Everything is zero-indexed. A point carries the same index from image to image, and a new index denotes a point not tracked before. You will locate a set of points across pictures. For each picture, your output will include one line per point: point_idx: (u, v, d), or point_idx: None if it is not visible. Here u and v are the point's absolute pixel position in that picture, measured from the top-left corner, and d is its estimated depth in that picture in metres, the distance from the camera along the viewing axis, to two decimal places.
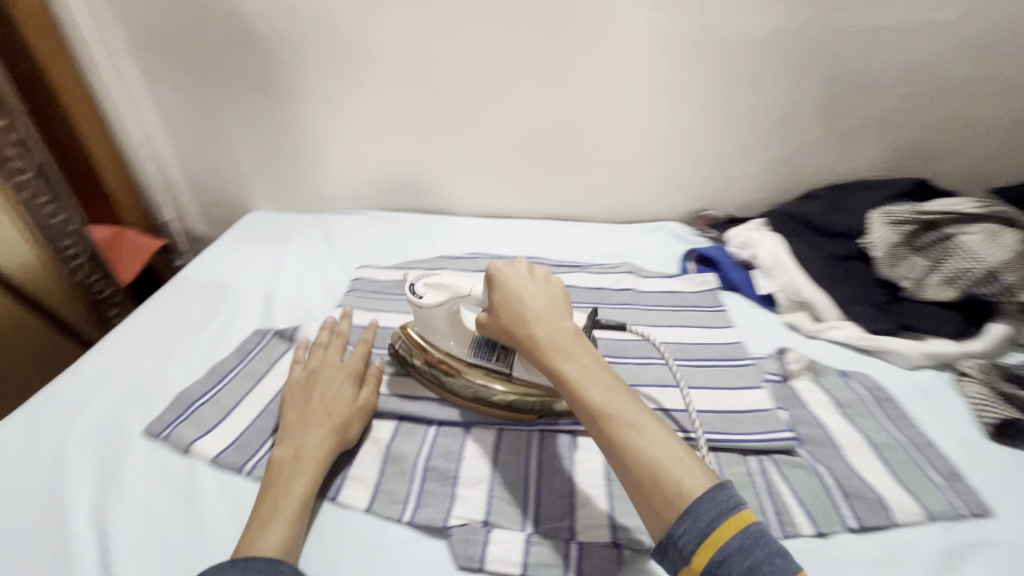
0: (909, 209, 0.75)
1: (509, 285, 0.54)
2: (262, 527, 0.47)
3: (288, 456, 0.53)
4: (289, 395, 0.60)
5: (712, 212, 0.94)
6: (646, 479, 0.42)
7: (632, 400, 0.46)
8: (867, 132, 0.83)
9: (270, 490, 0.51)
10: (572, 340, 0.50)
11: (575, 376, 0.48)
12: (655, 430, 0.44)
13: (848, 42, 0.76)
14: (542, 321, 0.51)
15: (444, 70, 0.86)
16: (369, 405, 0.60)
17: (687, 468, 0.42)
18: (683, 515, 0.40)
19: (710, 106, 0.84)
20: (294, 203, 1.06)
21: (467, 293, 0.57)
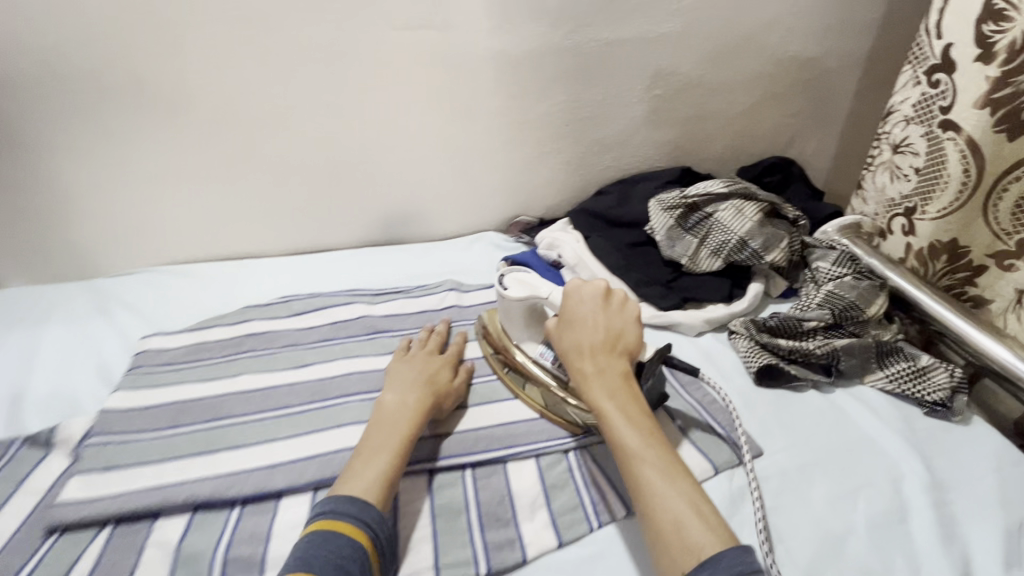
0: (676, 196, 0.85)
1: (586, 318, 0.60)
2: (357, 470, 0.53)
3: (394, 421, 0.58)
4: (393, 365, 0.66)
5: (526, 218, 0.98)
6: (663, 523, 0.47)
7: (661, 445, 0.52)
8: (637, 130, 0.93)
9: (366, 452, 0.55)
10: (622, 378, 0.57)
11: (618, 417, 0.54)
12: (675, 476, 0.49)
13: (604, 53, 0.84)
14: (590, 359, 0.58)
15: (211, 104, 0.78)
16: (462, 390, 0.66)
17: (705, 521, 0.46)
18: (698, 563, 0.44)
19: (500, 119, 0.87)
20: (52, 271, 0.88)
21: (546, 295, 0.65)
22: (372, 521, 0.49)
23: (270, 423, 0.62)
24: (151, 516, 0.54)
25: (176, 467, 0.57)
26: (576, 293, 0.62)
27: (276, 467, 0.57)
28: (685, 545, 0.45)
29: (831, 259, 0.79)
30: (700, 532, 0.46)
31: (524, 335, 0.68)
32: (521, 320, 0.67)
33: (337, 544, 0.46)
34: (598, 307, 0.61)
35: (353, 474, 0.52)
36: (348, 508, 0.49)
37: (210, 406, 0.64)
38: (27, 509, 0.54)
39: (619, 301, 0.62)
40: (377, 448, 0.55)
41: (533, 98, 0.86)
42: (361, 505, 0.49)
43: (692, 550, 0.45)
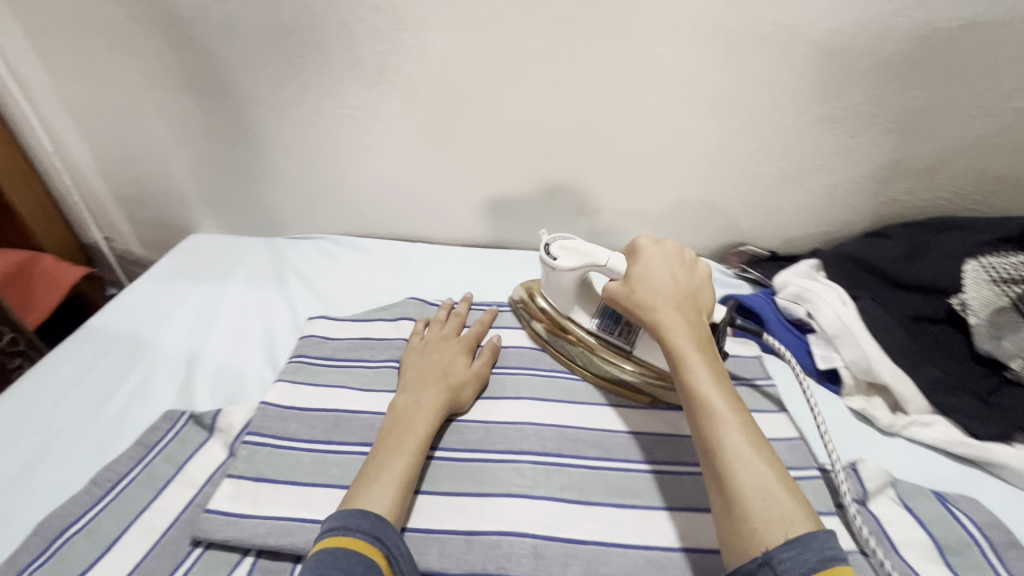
0: (1017, 263, 0.57)
1: (657, 269, 0.52)
2: (371, 477, 0.46)
3: (408, 404, 0.53)
4: (405, 359, 0.61)
5: (752, 248, 0.76)
6: (742, 491, 0.37)
7: (742, 406, 0.42)
8: (960, 157, 0.64)
9: (387, 433, 0.50)
10: (704, 330, 0.48)
11: (702, 369, 0.44)
12: (759, 440, 0.40)
13: (952, 41, 0.57)
14: (670, 304, 0.49)
15: (414, 72, 0.67)
16: (484, 374, 0.60)
17: (788, 502, 0.37)
18: (788, 542, 0.34)
19: (757, 121, 0.65)
20: (243, 224, 0.89)
21: (602, 263, 0.56)
22: (387, 538, 0.41)
23: (429, 468, 0.52)
24: (293, 557, 0.46)
25: (326, 499, 0.49)
26: (651, 248, 0.54)
27: (430, 535, 0.47)
28: (766, 517, 0.36)
29: None
30: (787, 507, 0.36)
31: (571, 306, 0.62)
32: (574, 288, 0.60)
33: (349, 564, 0.38)
34: (674, 262, 0.53)
35: (366, 476, 0.46)
36: (359, 523, 0.41)
37: (367, 425, 0.56)
38: (180, 506, 0.50)
39: (696, 261, 0.54)
40: (398, 442, 0.49)
41: (815, 97, 0.63)
42: (374, 520, 0.41)
43: (776, 524, 0.36)
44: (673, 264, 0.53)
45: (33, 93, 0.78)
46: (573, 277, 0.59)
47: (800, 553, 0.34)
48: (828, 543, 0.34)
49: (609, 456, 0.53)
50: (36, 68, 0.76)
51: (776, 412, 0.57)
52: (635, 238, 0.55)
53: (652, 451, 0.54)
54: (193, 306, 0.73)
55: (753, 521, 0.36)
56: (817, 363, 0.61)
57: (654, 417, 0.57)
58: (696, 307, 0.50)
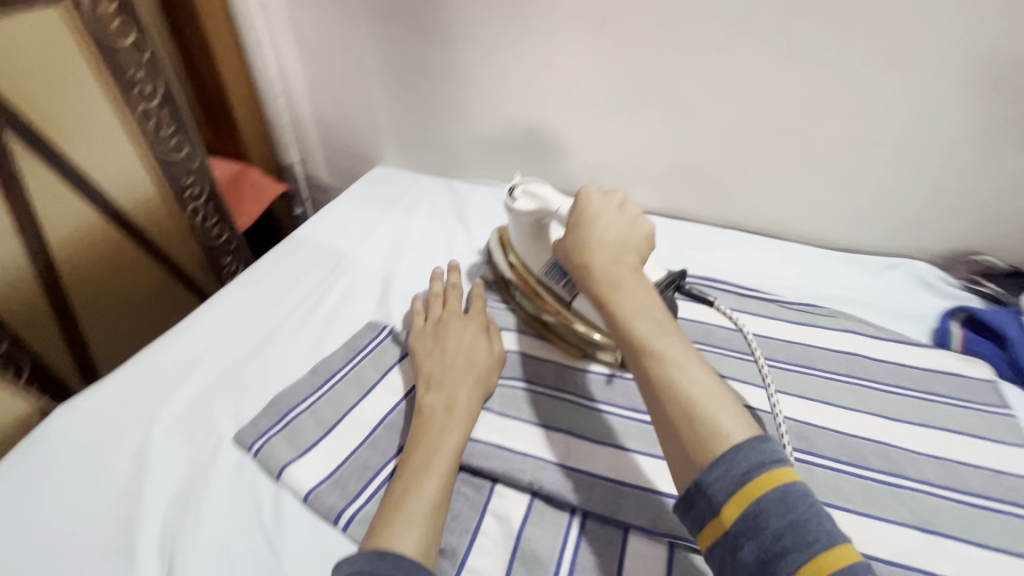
0: None
1: (589, 212, 0.52)
2: (398, 500, 0.42)
3: (436, 405, 0.49)
4: (416, 349, 0.56)
5: (987, 258, 0.66)
6: (675, 418, 0.39)
7: (676, 338, 0.43)
8: None
9: (417, 442, 0.47)
10: (628, 264, 0.49)
11: (625, 310, 0.46)
12: (693, 366, 0.41)
13: None
14: (601, 251, 0.49)
15: (641, 20, 0.64)
16: (504, 354, 0.56)
17: (725, 412, 0.39)
18: (717, 460, 0.37)
19: None
20: (422, 162, 0.92)
21: (553, 209, 0.56)
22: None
23: (621, 426, 0.51)
24: (491, 478, 0.48)
25: (520, 432, 0.51)
26: (585, 194, 0.54)
27: (624, 489, 0.46)
28: (703, 440, 0.38)
29: None
30: (724, 421, 0.38)
31: (529, 254, 0.61)
32: (529, 234, 0.60)
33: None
34: (610, 207, 0.53)
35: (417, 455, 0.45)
36: (374, 565, 0.36)
37: (554, 371, 0.57)
38: (386, 409, 0.53)
39: (639, 207, 0.53)
40: (431, 433, 0.47)
41: None
42: (392, 559, 0.37)
43: (701, 446, 0.38)
44: (615, 207, 0.53)
45: (268, 18, 0.85)
46: (523, 221, 0.60)
47: (725, 470, 0.36)
48: (757, 452, 0.36)
49: (817, 454, 0.50)
50: None
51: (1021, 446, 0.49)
52: (578, 191, 0.54)
53: (863, 457, 0.49)
54: (383, 231, 0.78)
55: (693, 448, 0.38)
56: None
57: (864, 421, 0.52)
58: (627, 248, 0.50)
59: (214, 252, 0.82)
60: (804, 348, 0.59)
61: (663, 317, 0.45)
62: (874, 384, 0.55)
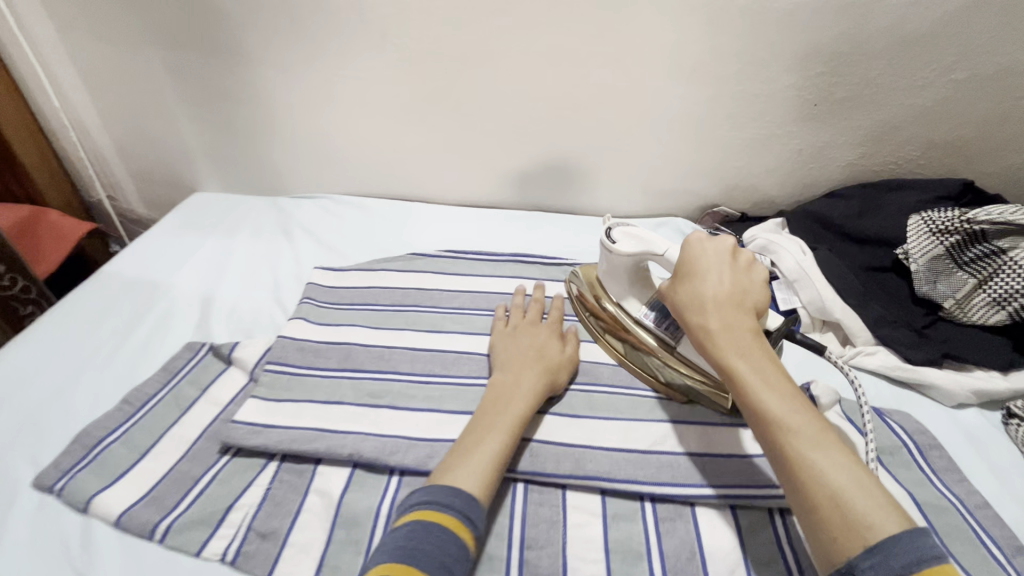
0: (957, 215, 0.64)
1: (695, 268, 0.48)
2: (468, 449, 0.47)
3: (508, 384, 0.54)
4: (495, 342, 0.61)
5: (726, 209, 0.83)
6: (820, 506, 0.36)
7: (806, 406, 0.40)
8: (905, 125, 0.72)
9: (483, 413, 0.51)
10: (746, 327, 0.44)
11: (751, 379, 0.41)
12: (831, 440, 0.38)
13: (898, 16, 0.64)
14: (718, 313, 0.45)
15: (418, 34, 0.71)
16: (575, 359, 0.60)
17: (877, 503, 0.34)
18: (872, 558, 0.33)
19: (729, 87, 0.71)
20: (245, 182, 0.92)
21: (660, 253, 0.54)
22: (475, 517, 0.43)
23: (436, 390, 0.57)
24: (314, 460, 0.51)
25: (341, 413, 0.54)
26: (697, 243, 0.50)
27: (436, 442, 0.52)
28: (850, 531, 0.34)
29: None
30: (871, 510, 0.34)
31: (625, 298, 0.60)
32: (628, 277, 0.58)
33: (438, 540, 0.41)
34: (725, 259, 0.48)
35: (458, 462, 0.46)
36: (451, 500, 0.43)
37: (376, 355, 0.61)
38: (206, 421, 0.54)
39: (751, 258, 0.50)
40: (505, 408, 0.51)
41: (780, 67, 0.69)
42: (464, 497, 0.43)
43: (856, 535, 0.34)
44: (729, 259, 0.48)
45: (39, 47, 0.80)
46: (624, 265, 0.57)
47: (883, 560, 0.32)
48: (919, 549, 0.32)
49: (597, 382, 0.60)
50: (44, 23, 0.77)
51: None
52: (684, 241, 0.51)
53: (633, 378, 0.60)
54: (204, 255, 0.77)
55: (836, 534, 0.35)
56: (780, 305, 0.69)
57: None
58: (742, 303, 0.46)
59: (8, 302, 0.76)
60: None
61: (792, 384, 0.41)
62: None
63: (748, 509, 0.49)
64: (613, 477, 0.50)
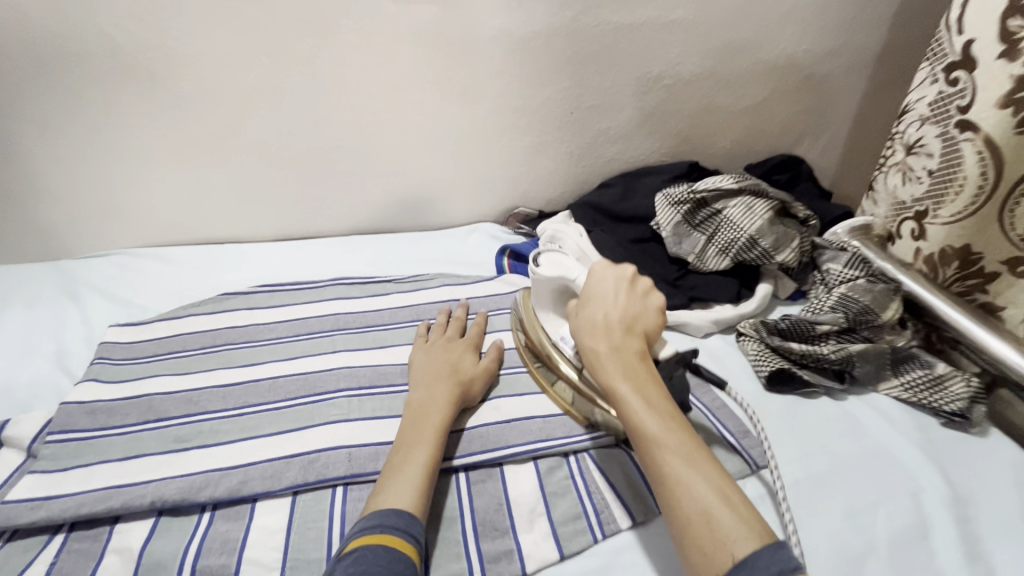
0: (685, 189, 0.82)
1: (593, 294, 0.55)
2: (397, 469, 0.49)
3: (423, 400, 0.56)
4: (413, 358, 0.63)
5: (524, 209, 0.95)
6: (683, 512, 0.41)
7: (681, 429, 0.45)
8: (643, 123, 0.89)
9: (404, 429, 0.53)
10: (631, 354, 0.51)
11: (630, 400, 0.47)
12: (699, 459, 0.43)
13: (612, 36, 0.80)
14: (605, 343, 0.51)
15: (193, 77, 0.72)
16: (492, 369, 0.63)
17: (734, 515, 0.40)
18: (733, 573, 0.37)
19: (501, 105, 0.83)
20: (16, 251, 0.82)
21: (571, 279, 0.58)
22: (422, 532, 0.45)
23: (250, 419, 0.57)
24: (111, 520, 0.48)
25: (142, 466, 0.52)
26: (599, 270, 0.56)
27: (251, 468, 0.52)
28: (711, 543, 0.39)
29: (843, 261, 0.77)
30: (730, 526, 0.39)
31: (548, 318, 0.62)
32: (549, 298, 0.61)
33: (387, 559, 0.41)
34: (621, 287, 0.55)
35: (389, 484, 0.48)
36: (394, 521, 0.44)
37: (182, 400, 0.59)
38: None
39: (645, 285, 0.56)
40: (426, 423, 0.53)
41: (536, 84, 0.82)
42: (407, 518, 0.45)
43: (724, 549, 0.39)
44: (627, 284, 0.55)
45: None
46: (545, 288, 0.61)
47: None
48: (779, 564, 0.36)
49: None
50: None
51: None
52: (590, 266, 0.57)
53: None
54: None
55: (703, 550, 0.39)
56: None
57: None
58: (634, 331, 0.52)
59: None
60: (409, 307, 0.75)
61: (671, 408, 0.47)
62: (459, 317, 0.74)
63: (547, 456, 0.56)
64: None
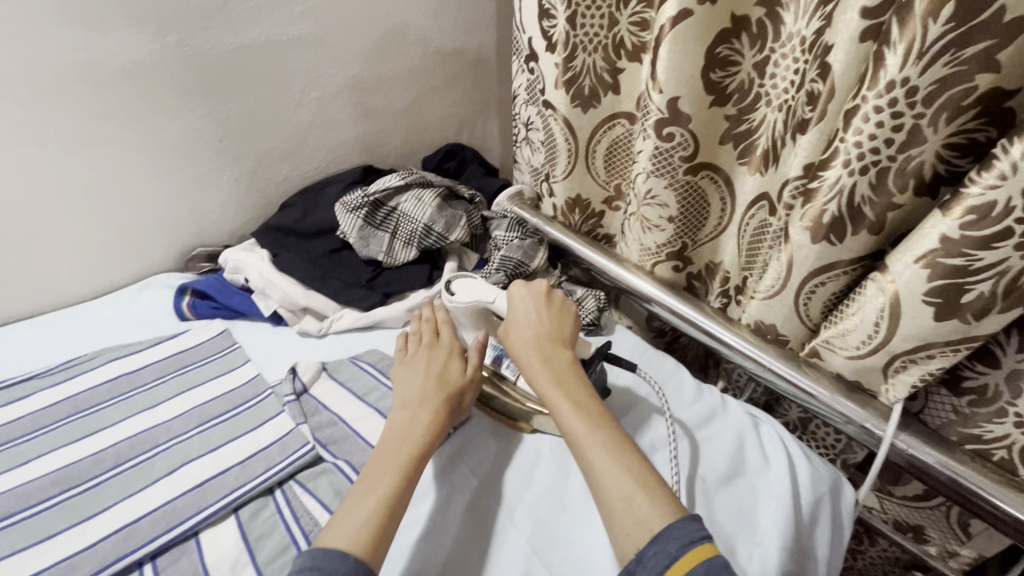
0: (359, 194, 0.85)
1: (521, 311, 0.65)
2: (358, 502, 0.47)
3: (401, 419, 0.55)
4: (397, 365, 0.63)
5: (204, 250, 0.88)
6: (611, 497, 0.48)
7: (610, 427, 0.54)
8: (305, 138, 0.90)
9: (377, 454, 0.52)
10: (567, 370, 0.59)
11: (565, 406, 0.55)
12: (624, 451, 0.51)
13: (234, 57, 0.77)
14: (540, 363, 0.59)
15: None
16: (477, 377, 0.62)
17: (650, 493, 0.47)
18: (654, 541, 0.44)
19: (129, 144, 0.75)
20: None
21: (490, 301, 0.68)
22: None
23: None
24: None
25: None
26: (518, 288, 0.67)
27: None
28: (634, 521, 0.46)
29: (504, 227, 0.92)
30: (648, 508, 0.46)
31: None
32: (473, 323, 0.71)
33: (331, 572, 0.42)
34: (539, 304, 0.65)
35: (343, 522, 0.46)
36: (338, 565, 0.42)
37: None
38: None
39: (569, 304, 0.67)
40: (393, 450, 0.52)
41: (162, 115, 0.75)
42: (353, 561, 0.43)
43: (643, 527, 0.45)
44: (543, 302, 0.65)
45: None
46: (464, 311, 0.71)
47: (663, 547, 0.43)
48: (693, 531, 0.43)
49: (75, 485, 0.54)
50: None
51: (241, 364, 0.70)
52: (509, 286, 0.68)
53: (122, 455, 0.58)
54: None
55: (630, 531, 0.46)
56: (265, 312, 0.79)
57: (129, 422, 0.61)
58: (559, 341, 0.62)
59: None
60: (67, 397, 0.63)
61: (600, 408, 0.56)
62: (136, 390, 0.65)
63: (250, 500, 0.55)
64: (91, 571, 0.48)
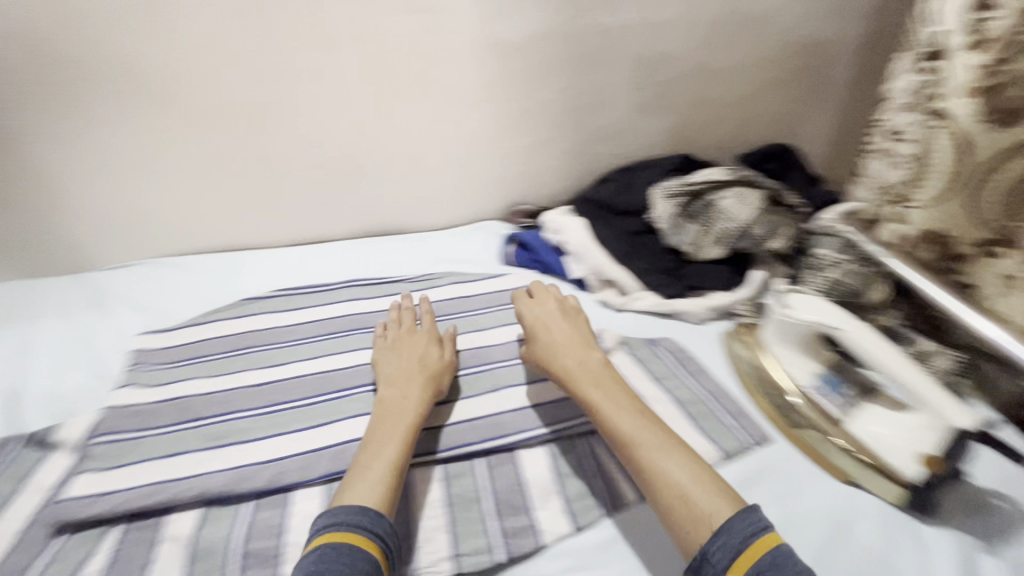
0: (679, 182, 0.85)
1: (538, 319, 0.67)
2: (364, 468, 0.51)
3: (377, 414, 0.57)
4: (378, 357, 0.66)
5: (526, 206, 0.98)
6: (667, 489, 0.48)
7: (658, 432, 0.53)
8: (638, 119, 0.92)
9: (375, 423, 0.56)
10: (600, 376, 0.59)
11: (607, 406, 0.56)
12: (679, 450, 0.51)
13: (605, 37, 0.83)
14: (573, 361, 0.61)
15: (203, 98, 0.76)
16: (455, 363, 0.66)
17: (710, 495, 0.47)
18: (716, 535, 0.44)
19: (504, 105, 0.86)
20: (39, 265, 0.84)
21: (841, 329, 0.59)
22: (386, 533, 0.46)
23: (279, 416, 0.62)
24: (160, 513, 0.53)
25: (184, 463, 0.56)
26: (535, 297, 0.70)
27: (282, 461, 0.57)
28: (694, 517, 0.46)
29: (831, 248, 0.82)
30: (707, 504, 0.46)
31: (799, 363, 0.66)
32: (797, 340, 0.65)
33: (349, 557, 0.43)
34: (557, 315, 0.67)
35: (356, 484, 0.49)
36: (361, 519, 0.46)
37: (215, 401, 0.63)
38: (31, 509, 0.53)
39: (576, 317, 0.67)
40: (388, 421, 0.56)
41: (535, 84, 0.85)
42: (373, 515, 0.47)
43: (700, 521, 0.46)
44: (564, 311, 0.68)
45: None
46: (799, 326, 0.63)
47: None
48: (752, 523, 0.44)
49: None
50: None
51: None
52: (539, 287, 0.72)
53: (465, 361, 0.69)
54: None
55: (684, 527, 0.46)
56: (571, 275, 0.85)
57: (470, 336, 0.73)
58: (585, 350, 0.63)
59: None
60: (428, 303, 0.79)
61: (638, 417, 0.55)
62: (473, 312, 0.78)
63: (560, 439, 0.61)
64: (447, 447, 0.59)
